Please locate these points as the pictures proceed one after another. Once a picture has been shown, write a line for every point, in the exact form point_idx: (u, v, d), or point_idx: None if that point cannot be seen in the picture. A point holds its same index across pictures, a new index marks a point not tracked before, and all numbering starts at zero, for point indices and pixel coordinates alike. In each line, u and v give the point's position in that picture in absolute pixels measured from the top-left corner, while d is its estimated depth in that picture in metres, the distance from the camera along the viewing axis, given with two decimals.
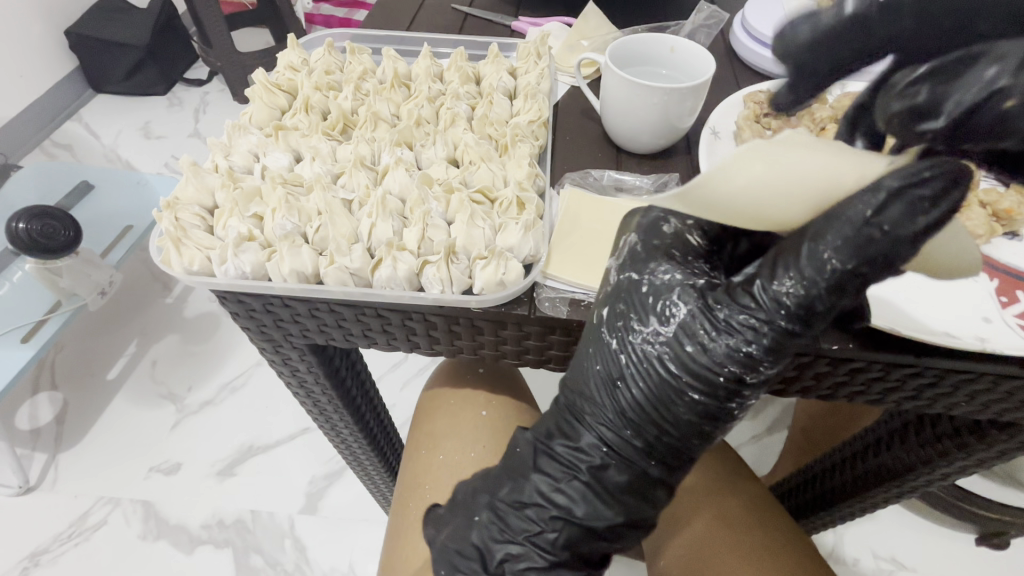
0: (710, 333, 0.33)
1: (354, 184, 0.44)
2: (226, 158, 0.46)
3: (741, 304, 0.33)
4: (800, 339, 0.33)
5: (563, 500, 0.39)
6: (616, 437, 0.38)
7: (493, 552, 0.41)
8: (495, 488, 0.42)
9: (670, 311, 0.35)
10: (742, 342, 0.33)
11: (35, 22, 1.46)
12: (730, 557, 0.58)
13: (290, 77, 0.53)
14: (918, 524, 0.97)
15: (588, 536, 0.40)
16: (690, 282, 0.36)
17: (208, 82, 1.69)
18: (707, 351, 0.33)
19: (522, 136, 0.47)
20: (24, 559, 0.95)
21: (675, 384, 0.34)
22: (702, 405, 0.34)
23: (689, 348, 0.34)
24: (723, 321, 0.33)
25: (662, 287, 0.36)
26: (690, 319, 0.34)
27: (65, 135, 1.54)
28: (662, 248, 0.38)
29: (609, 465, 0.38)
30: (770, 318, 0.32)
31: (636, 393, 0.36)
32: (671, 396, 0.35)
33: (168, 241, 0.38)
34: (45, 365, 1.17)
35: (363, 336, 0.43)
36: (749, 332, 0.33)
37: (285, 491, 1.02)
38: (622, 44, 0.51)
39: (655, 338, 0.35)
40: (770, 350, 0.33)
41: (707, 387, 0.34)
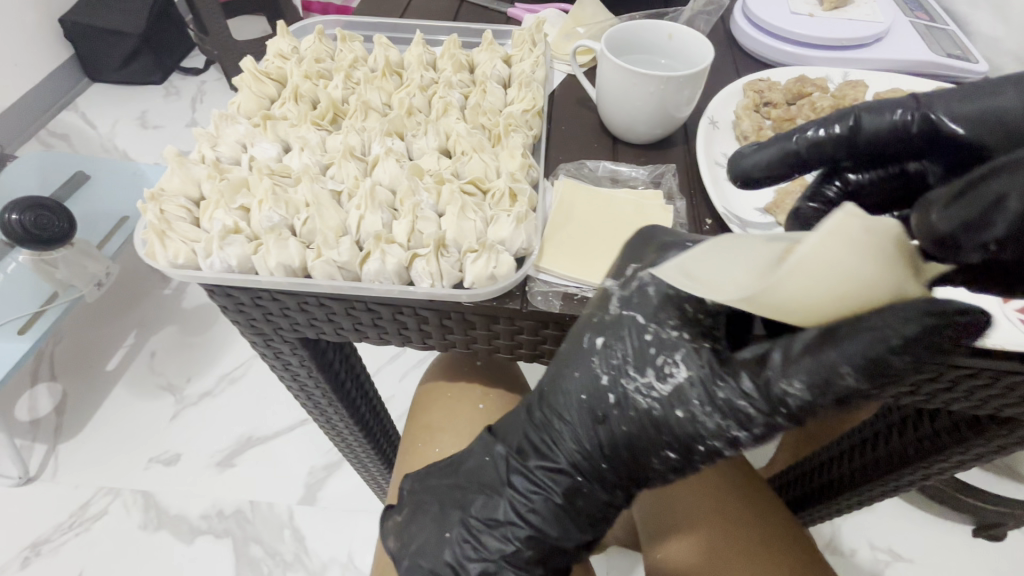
0: (700, 408, 0.32)
1: (343, 174, 0.43)
2: (213, 149, 0.45)
3: (738, 386, 0.31)
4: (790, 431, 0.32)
5: (535, 520, 0.41)
6: (589, 463, 0.39)
7: (466, 568, 0.42)
8: (466, 503, 0.43)
9: (668, 372, 0.34)
10: (730, 420, 0.32)
11: (28, 10, 1.44)
12: (726, 554, 0.58)
13: (279, 66, 0.52)
14: (915, 516, 0.97)
15: (555, 552, 0.42)
16: (698, 345, 0.34)
17: (205, 72, 1.68)
18: (696, 423, 0.33)
19: (516, 126, 0.46)
20: (24, 548, 0.96)
21: (659, 439, 0.35)
22: (674, 462, 0.35)
23: (677, 419, 0.33)
24: (715, 400, 0.32)
25: (667, 341, 0.34)
26: (686, 384, 0.33)
27: (62, 125, 1.53)
28: (675, 299, 0.35)
29: (578, 477, 0.40)
30: (762, 409, 0.31)
31: (617, 433, 0.36)
32: (651, 447, 0.35)
33: (153, 234, 0.38)
34: (43, 356, 1.17)
35: (353, 330, 0.43)
36: (737, 418, 0.32)
37: (284, 482, 1.03)
38: (618, 31, 0.50)
39: (648, 391, 0.35)
40: (754, 433, 0.32)
41: (683, 449, 0.34)
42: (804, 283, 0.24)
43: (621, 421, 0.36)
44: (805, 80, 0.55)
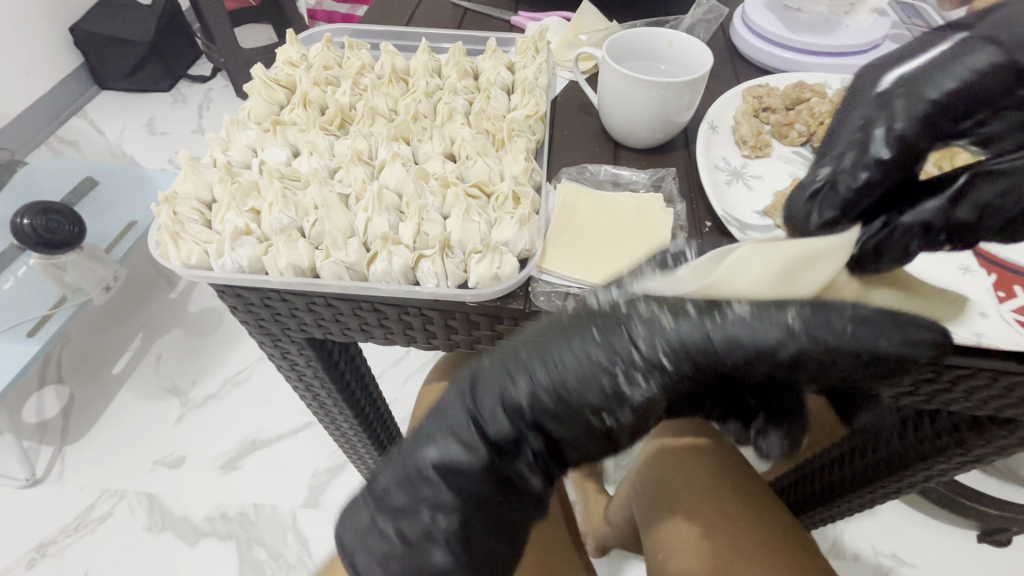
0: (640, 319, 0.30)
1: (351, 178, 0.44)
2: (224, 153, 0.46)
3: (693, 299, 0.30)
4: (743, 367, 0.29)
5: None
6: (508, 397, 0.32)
7: None
8: None
9: (625, 286, 0.33)
10: (672, 332, 0.29)
11: (39, 19, 1.47)
12: (731, 553, 0.58)
13: (288, 73, 0.53)
14: (919, 520, 0.97)
15: None
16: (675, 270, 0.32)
17: (211, 79, 1.70)
18: (634, 337, 0.30)
19: (519, 131, 0.47)
20: (30, 550, 0.96)
21: (608, 343, 0.31)
22: (614, 384, 0.30)
23: (614, 322, 0.31)
24: (655, 306, 0.30)
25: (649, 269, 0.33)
26: (634, 296, 0.32)
27: (70, 132, 1.55)
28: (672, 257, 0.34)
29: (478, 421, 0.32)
30: (713, 314, 0.29)
31: (564, 344, 0.31)
32: (592, 356, 0.30)
33: (167, 236, 0.39)
34: (50, 359, 1.19)
35: (359, 330, 0.44)
36: (699, 322, 0.29)
37: (287, 484, 1.03)
38: (620, 38, 0.51)
39: (616, 294, 0.32)
40: (688, 347, 0.29)
41: (632, 358, 0.30)
42: (756, 267, 0.29)
43: (555, 329, 0.32)
44: (804, 86, 0.56)
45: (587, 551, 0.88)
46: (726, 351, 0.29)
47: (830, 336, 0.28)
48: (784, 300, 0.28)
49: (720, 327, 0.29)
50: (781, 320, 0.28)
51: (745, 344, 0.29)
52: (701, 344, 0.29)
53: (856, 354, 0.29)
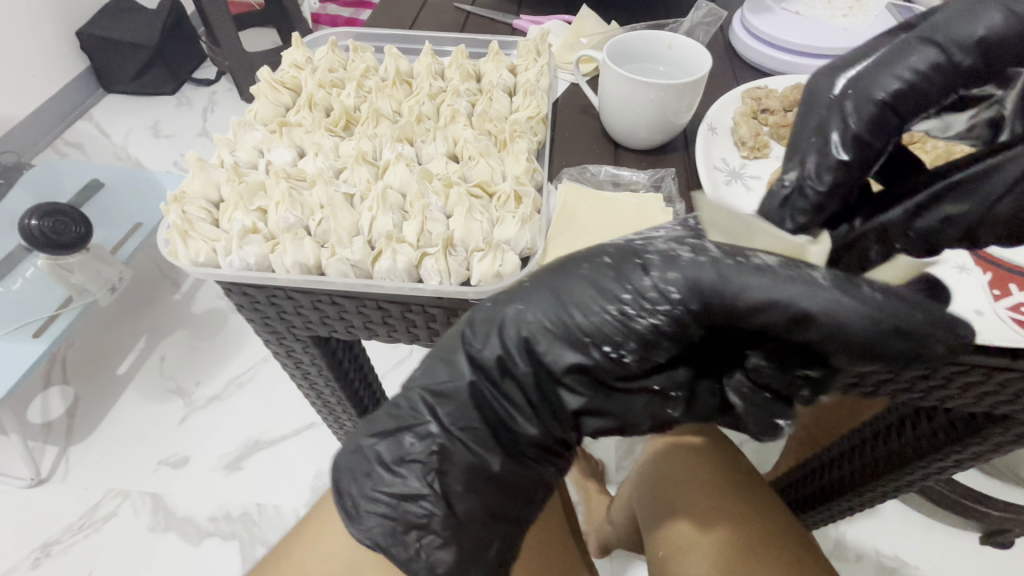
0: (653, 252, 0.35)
1: (356, 179, 0.45)
2: (232, 154, 0.47)
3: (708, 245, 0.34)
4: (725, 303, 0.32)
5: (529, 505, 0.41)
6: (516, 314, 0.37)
7: None
8: None
9: (649, 234, 0.38)
10: (676, 267, 0.33)
11: (46, 24, 1.49)
12: (734, 551, 0.58)
13: (295, 75, 0.54)
14: (921, 522, 0.97)
15: None
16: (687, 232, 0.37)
17: (216, 82, 1.72)
18: (640, 269, 0.35)
19: (520, 132, 0.48)
20: (35, 549, 0.97)
21: (611, 268, 0.35)
22: (608, 300, 0.34)
23: (631, 251, 0.36)
24: (673, 245, 0.35)
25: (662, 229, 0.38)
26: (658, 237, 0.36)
27: (76, 134, 1.57)
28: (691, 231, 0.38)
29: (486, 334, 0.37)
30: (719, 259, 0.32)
31: (575, 270, 0.36)
32: (595, 277, 0.35)
33: (176, 234, 0.40)
34: (56, 359, 1.20)
35: (363, 328, 0.44)
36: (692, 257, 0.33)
37: (290, 485, 1.04)
38: (620, 41, 0.52)
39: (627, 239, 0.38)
40: (692, 288, 0.33)
41: (626, 281, 0.34)
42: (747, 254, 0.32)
43: (581, 253, 0.37)
44: (802, 88, 0.56)
45: (589, 551, 0.88)
46: (715, 295, 0.32)
47: (831, 298, 0.30)
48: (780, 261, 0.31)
49: (717, 273, 0.32)
50: (774, 278, 0.31)
51: (734, 286, 0.31)
52: (701, 284, 0.32)
53: (837, 327, 0.30)
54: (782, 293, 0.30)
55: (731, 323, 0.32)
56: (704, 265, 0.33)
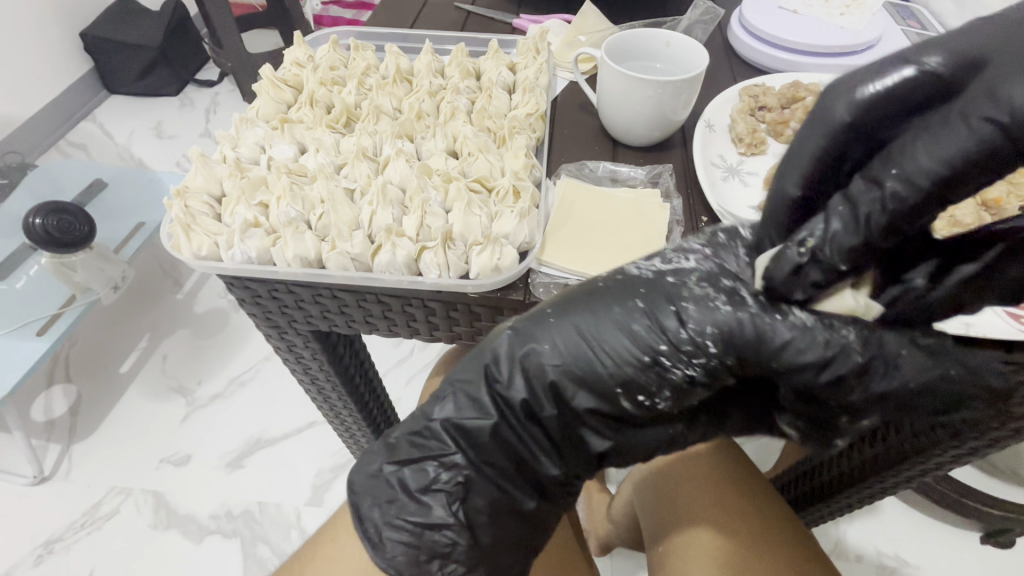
0: (689, 298, 0.35)
1: (356, 174, 0.45)
2: (234, 150, 0.48)
3: (741, 289, 0.34)
4: (755, 349, 0.33)
5: (530, 501, 0.41)
6: (546, 356, 0.37)
7: None
8: None
9: (675, 260, 0.37)
10: (712, 319, 0.34)
11: (50, 25, 1.50)
12: (740, 546, 0.58)
13: (296, 73, 0.55)
14: (922, 522, 0.97)
15: None
16: (711, 255, 0.36)
17: (218, 83, 1.73)
18: (675, 317, 0.35)
19: (519, 128, 0.48)
20: (38, 546, 0.98)
21: (637, 307, 0.36)
22: (638, 344, 0.35)
23: (666, 295, 0.36)
24: (710, 291, 0.35)
25: (682, 248, 0.38)
26: (690, 271, 0.36)
27: (80, 135, 1.58)
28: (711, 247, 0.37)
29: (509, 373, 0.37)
30: (754, 314, 0.33)
31: (600, 308, 0.36)
32: (622, 317, 0.36)
33: (179, 228, 0.40)
34: (59, 358, 1.21)
35: (364, 322, 0.45)
36: (723, 302, 0.34)
37: (292, 483, 1.04)
38: (618, 38, 0.53)
39: (649, 264, 0.37)
40: (726, 340, 0.34)
41: (657, 324, 0.35)
42: None
43: (611, 291, 0.37)
44: (800, 84, 0.56)
45: (590, 550, 0.88)
46: (748, 350, 0.34)
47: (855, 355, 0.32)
48: (815, 317, 0.33)
49: (754, 329, 0.33)
50: (809, 339, 0.32)
51: (774, 346, 0.33)
52: (737, 339, 0.34)
53: (862, 380, 0.33)
54: (817, 355, 0.32)
55: (762, 372, 0.34)
56: (740, 317, 0.34)
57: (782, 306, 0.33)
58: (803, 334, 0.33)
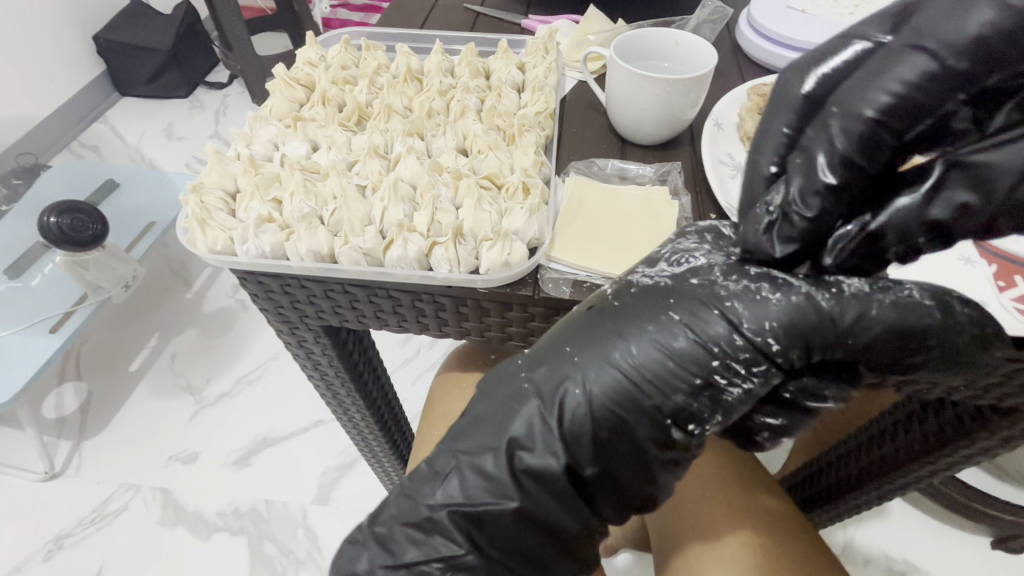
0: (734, 297, 0.35)
1: (367, 171, 0.46)
2: (248, 147, 0.48)
3: (772, 272, 0.35)
4: (817, 334, 0.33)
5: None
6: (591, 392, 0.35)
7: None
8: None
9: (685, 258, 0.38)
10: (766, 317, 0.34)
11: (64, 28, 1.53)
12: (772, 556, 0.57)
13: (308, 72, 0.55)
14: (931, 527, 0.96)
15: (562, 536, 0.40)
16: (719, 254, 0.38)
17: (228, 85, 1.74)
18: (723, 321, 0.35)
19: (529, 126, 0.49)
20: (48, 542, 0.99)
21: (677, 323, 0.35)
22: (688, 364, 0.35)
23: (703, 300, 0.35)
24: (747, 284, 0.35)
25: (684, 251, 0.39)
26: (710, 269, 0.37)
27: (92, 136, 1.60)
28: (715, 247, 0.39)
29: (556, 406, 0.36)
30: (810, 295, 0.34)
31: (638, 333, 0.36)
32: (663, 337, 0.35)
33: (195, 223, 0.41)
34: (70, 356, 1.22)
35: (374, 317, 0.45)
36: (770, 303, 0.34)
37: (298, 481, 1.05)
38: (627, 38, 0.53)
39: (662, 274, 0.38)
40: (790, 331, 0.34)
41: (704, 341, 0.35)
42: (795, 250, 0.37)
43: (638, 308, 0.36)
44: None
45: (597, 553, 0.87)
46: (820, 334, 0.34)
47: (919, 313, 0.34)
48: (867, 282, 0.34)
49: (820, 315, 0.34)
50: (873, 304, 0.33)
51: (843, 325, 0.33)
52: (800, 327, 0.34)
53: (942, 325, 0.34)
54: (890, 318, 0.33)
55: (823, 357, 0.34)
56: (792, 308, 0.34)
57: (830, 280, 0.34)
58: (864, 306, 0.34)
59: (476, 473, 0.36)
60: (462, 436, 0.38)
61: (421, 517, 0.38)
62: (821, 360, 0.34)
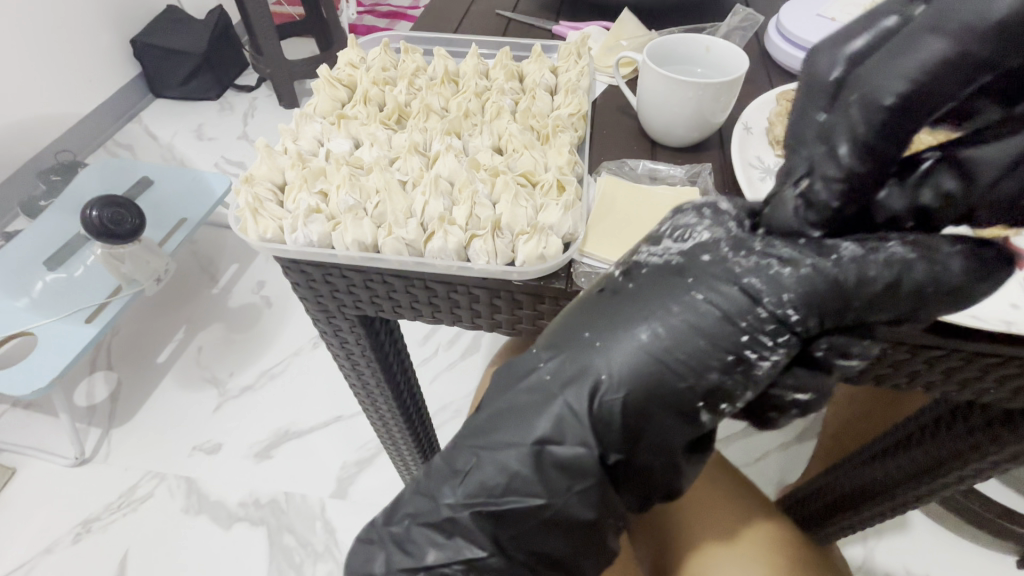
0: (750, 274, 0.34)
1: (408, 167, 0.48)
2: (295, 142, 0.51)
3: (777, 242, 0.35)
4: (833, 295, 0.33)
5: None
6: (621, 379, 0.35)
7: None
8: None
9: (689, 234, 0.37)
10: (782, 285, 0.33)
11: (104, 32, 1.59)
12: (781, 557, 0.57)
13: (350, 73, 0.58)
14: (955, 543, 0.94)
15: None
16: (720, 222, 0.37)
17: (257, 88, 1.79)
18: (743, 295, 0.34)
19: (563, 127, 0.50)
20: (77, 525, 1.02)
21: (695, 306, 0.35)
22: (717, 347, 0.34)
23: (720, 277, 0.35)
24: (758, 260, 0.35)
25: (682, 223, 0.38)
26: (716, 244, 0.36)
27: (127, 136, 1.66)
28: (717, 215, 0.38)
29: (584, 403, 0.35)
30: (817, 262, 0.33)
31: (657, 318, 0.35)
32: (688, 324, 0.35)
33: (248, 212, 0.43)
34: (101, 347, 1.26)
35: (410, 308, 0.47)
36: (780, 274, 0.34)
37: (318, 475, 1.07)
38: (659, 43, 0.54)
39: (667, 250, 0.37)
40: (810, 301, 0.34)
41: (730, 322, 0.34)
42: None
43: (654, 290, 0.36)
44: None
45: None
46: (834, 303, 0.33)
47: (924, 273, 0.33)
48: (862, 243, 0.33)
49: (826, 280, 0.33)
50: (872, 265, 0.33)
51: (851, 284, 0.33)
52: (818, 295, 0.33)
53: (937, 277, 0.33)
54: (888, 276, 0.33)
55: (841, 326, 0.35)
56: (801, 275, 0.34)
57: (830, 244, 0.34)
58: (883, 270, 0.33)
59: (499, 469, 0.36)
60: (484, 433, 0.37)
61: (435, 513, 0.38)
62: (835, 324, 0.34)
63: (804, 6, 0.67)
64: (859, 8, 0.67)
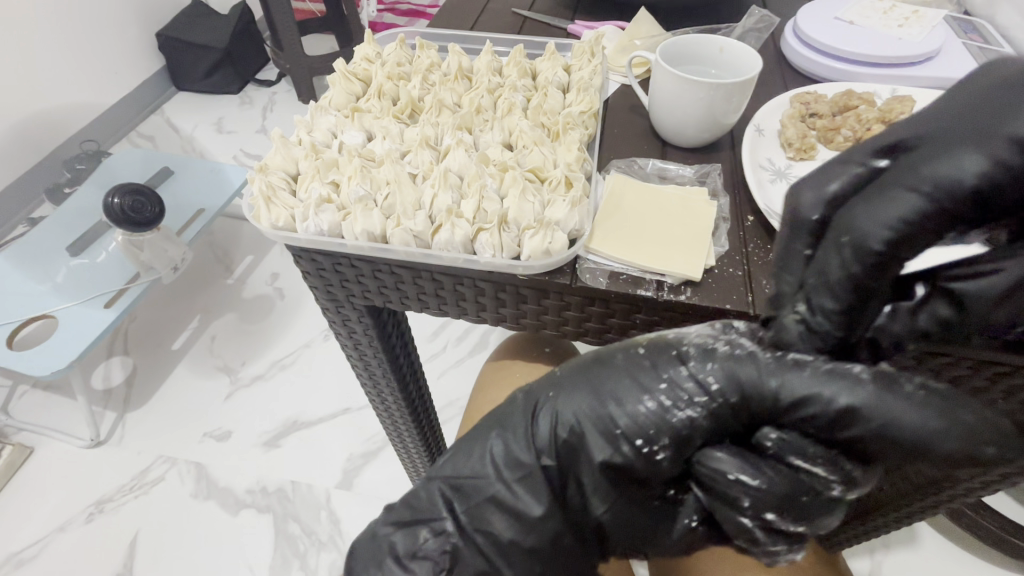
0: (689, 344, 0.37)
1: (419, 161, 0.48)
2: (309, 134, 0.52)
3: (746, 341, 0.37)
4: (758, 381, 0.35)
5: None
6: (561, 411, 0.39)
7: None
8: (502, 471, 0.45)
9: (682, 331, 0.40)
10: (711, 356, 0.36)
11: (130, 26, 1.63)
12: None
13: (366, 68, 0.59)
14: (966, 561, 0.92)
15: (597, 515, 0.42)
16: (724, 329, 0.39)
17: (276, 83, 1.82)
18: (680, 360, 0.37)
19: (573, 124, 0.51)
20: (90, 505, 1.04)
21: (639, 360, 0.38)
22: (642, 395, 0.37)
23: (667, 344, 0.38)
24: (705, 340, 0.37)
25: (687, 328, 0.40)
26: (691, 334, 0.39)
27: (149, 127, 1.69)
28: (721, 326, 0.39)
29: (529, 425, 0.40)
30: (752, 351, 0.36)
31: (607, 367, 0.39)
32: (627, 374, 0.38)
33: (261, 199, 0.44)
34: (119, 332, 1.29)
35: (416, 300, 0.48)
36: (716, 355, 0.36)
37: (325, 465, 1.09)
38: (673, 43, 0.54)
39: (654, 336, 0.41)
40: (731, 378, 0.35)
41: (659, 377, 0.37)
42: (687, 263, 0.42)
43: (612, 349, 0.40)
44: (852, 93, 0.58)
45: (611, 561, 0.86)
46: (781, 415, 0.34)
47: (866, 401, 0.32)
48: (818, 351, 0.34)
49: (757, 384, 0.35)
50: (808, 369, 0.34)
51: (773, 383, 0.34)
52: (741, 376, 0.35)
53: (885, 413, 0.32)
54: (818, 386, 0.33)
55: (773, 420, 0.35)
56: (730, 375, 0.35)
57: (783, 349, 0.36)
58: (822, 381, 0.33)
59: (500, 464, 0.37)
60: None
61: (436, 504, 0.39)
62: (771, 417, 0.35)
63: (821, 8, 0.67)
64: (878, 11, 0.66)
